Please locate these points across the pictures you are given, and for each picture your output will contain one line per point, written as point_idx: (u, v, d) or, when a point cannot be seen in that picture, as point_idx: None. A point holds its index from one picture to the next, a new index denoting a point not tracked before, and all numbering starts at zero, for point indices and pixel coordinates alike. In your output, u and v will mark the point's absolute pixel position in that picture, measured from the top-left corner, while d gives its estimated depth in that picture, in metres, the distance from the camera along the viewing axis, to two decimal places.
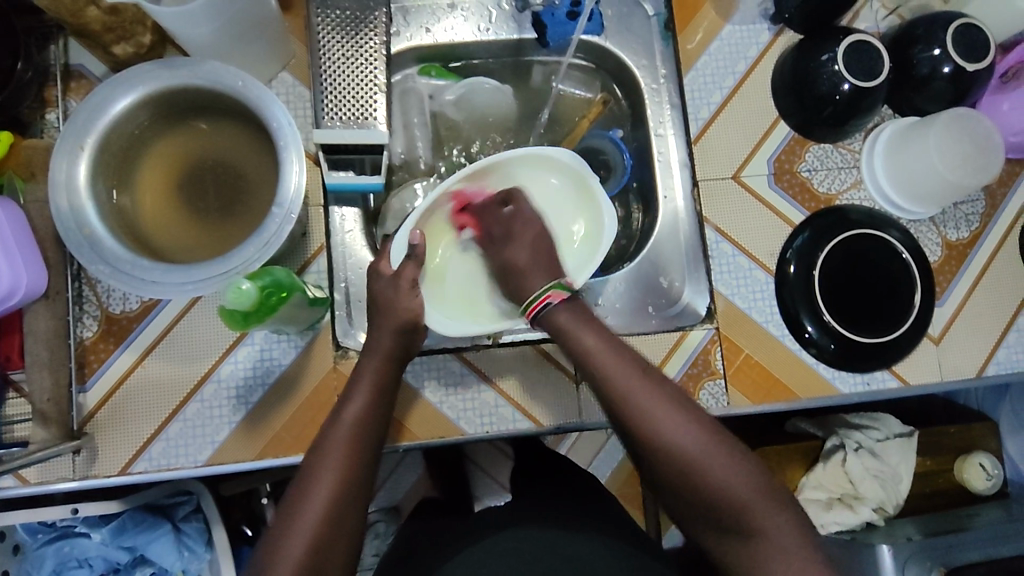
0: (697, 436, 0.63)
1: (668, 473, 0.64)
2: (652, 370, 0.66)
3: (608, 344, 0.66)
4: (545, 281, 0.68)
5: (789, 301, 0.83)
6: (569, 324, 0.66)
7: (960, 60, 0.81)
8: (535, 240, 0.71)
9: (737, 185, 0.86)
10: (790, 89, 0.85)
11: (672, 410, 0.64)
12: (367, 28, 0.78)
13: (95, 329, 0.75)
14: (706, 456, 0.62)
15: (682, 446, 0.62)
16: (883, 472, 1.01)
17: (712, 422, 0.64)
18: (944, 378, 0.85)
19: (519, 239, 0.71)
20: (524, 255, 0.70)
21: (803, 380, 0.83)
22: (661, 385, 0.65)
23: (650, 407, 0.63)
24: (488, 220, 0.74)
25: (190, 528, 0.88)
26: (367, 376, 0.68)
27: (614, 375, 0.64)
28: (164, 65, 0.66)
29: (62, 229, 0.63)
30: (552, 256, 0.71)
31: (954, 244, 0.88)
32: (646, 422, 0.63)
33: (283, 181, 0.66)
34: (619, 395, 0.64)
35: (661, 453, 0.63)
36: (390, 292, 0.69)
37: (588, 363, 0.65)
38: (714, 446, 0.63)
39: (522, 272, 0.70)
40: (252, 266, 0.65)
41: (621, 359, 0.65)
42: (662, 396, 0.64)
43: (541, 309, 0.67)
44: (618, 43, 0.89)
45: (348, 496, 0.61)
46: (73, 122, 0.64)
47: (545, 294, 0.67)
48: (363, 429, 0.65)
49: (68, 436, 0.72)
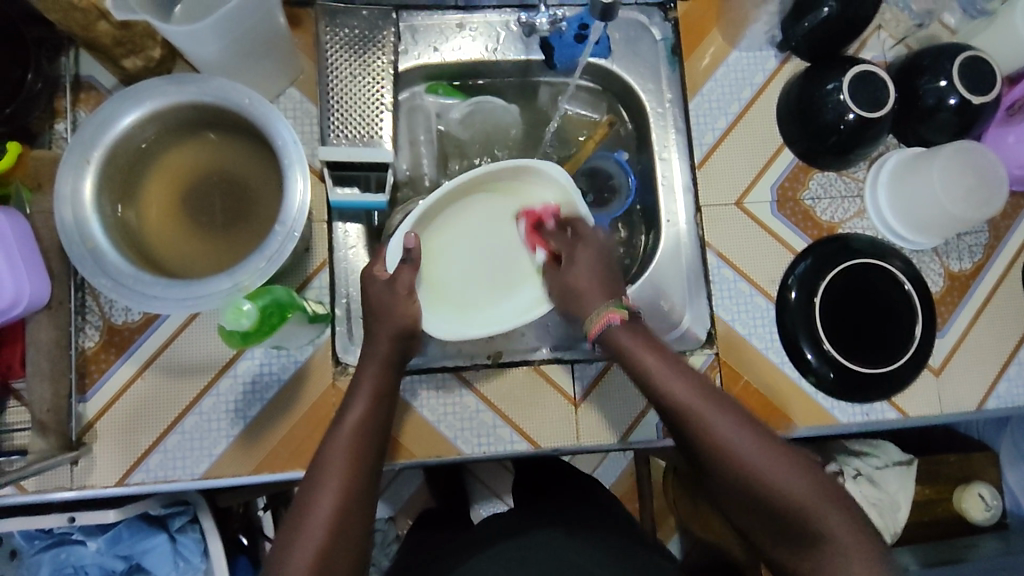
0: (754, 444, 0.60)
1: (729, 485, 0.61)
2: (713, 384, 0.64)
3: (669, 359, 0.63)
4: (605, 301, 0.66)
5: (790, 327, 0.83)
6: (629, 343, 0.64)
7: (966, 92, 0.81)
8: (603, 262, 0.69)
9: (740, 212, 0.86)
10: (796, 117, 0.85)
11: (726, 417, 0.61)
12: (375, 47, 0.79)
13: (96, 339, 0.76)
14: (774, 473, 0.59)
15: (748, 463, 0.59)
16: (880, 500, 1.00)
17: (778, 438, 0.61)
18: (943, 410, 0.85)
19: (583, 260, 0.70)
20: (588, 276, 0.68)
21: (802, 408, 0.83)
22: (723, 400, 0.62)
23: (712, 423, 0.60)
24: (558, 245, 0.74)
25: (185, 538, 0.87)
26: (367, 384, 0.68)
27: (675, 392, 0.62)
28: (172, 81, 0.67)
29: (66, 241, 0.64)
30: (616, 278, 0.69)
31: (957, 275, 0.88)
32: (708, 437, 0.60)
33: (287, 198, 0.67)
34: (680, 412, 0.61)
35: (729, 472, 0.60)
36: (386, 298, 0.70)
37: (648, 381, 0.63)
38: (781, 460, 0.59)
39: (583, 293, 0.68)
40: (253, 283, 0.65)
41: (683, 374, 0.63)
42: (723, 411, 0.61)
43: (604, 328, 0.65)
44: (625, 66, 0.89)
45: (352, 502, 0.60)
46: (81, 136, 0.65)
47: (605, 315, 0.65)
48: (366, 435, 0.64)
49: (66, 447, 0.72)
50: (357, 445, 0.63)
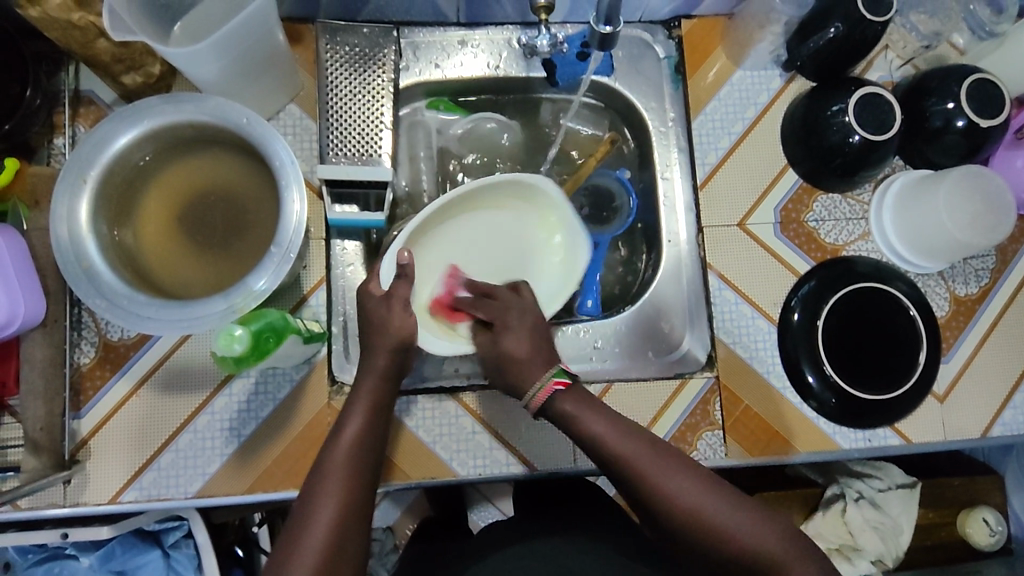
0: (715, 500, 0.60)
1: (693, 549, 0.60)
2: (662, 442, 0.64)
3: (617, 423, 0.64)
4: (546, 371, 0.68)
5: (791, 351, 0.82)
6: (573, 410, 0.65)
7: (974, 115, 0.79)
8: (534, 328, 0.71)
9: (743, 233, 0.85)
10: (800, 138, 0.84)
11: (683, 478, 0.61)
12: (375, 65, 0.78)
13: (92, 355, 0.75)
14: (733, 523, 0.59)
15: (707, 517, 0.59)
16: (883, 525, 0.99)
17: (732, 488, 0.61)
18: (948, 437, 0.84)
19: (512, 328, 0.71)
20: (524, 345, 0.69)
21: (804, 434, 0.82)
22: (672, 455, 0.63)
23: (666, 480, 0.60)
24: (480, 314, 0.74)
25: (179, 554, 0.87)
26: (362, 400, 0.67)
27: (625, 452, 0.62)
28: (170, 100, 0.67)
29: (61, 261, 0.63)
30: (547, 340, 0.71)
31: (963, 300, 0.86)
32: (666, 495, 0.60)
33: (284, 219, 0.66)
34: (634, 474, 0.61)
35: (688, 530, 0.59)
36: (384, 313, 0.70)
37: (598, 445, 0.63)
38: (738, 509, 0.59)
39: (523, 362, 0.68)
40: (248, 305, 0.65)
41: (630, 433, 0.64)
42: (676, 466, 0.61)
43: (547, 397, 0.66)
44: (628, 84, 0.88)
45: (349, 518, 0.59)
46: (78, 155, 0.65)
47: (546, 386, 0.66)
48: (363, 453, 0.64)
49: (59, 465, 0.72)
50: (352, 462, 0.63)
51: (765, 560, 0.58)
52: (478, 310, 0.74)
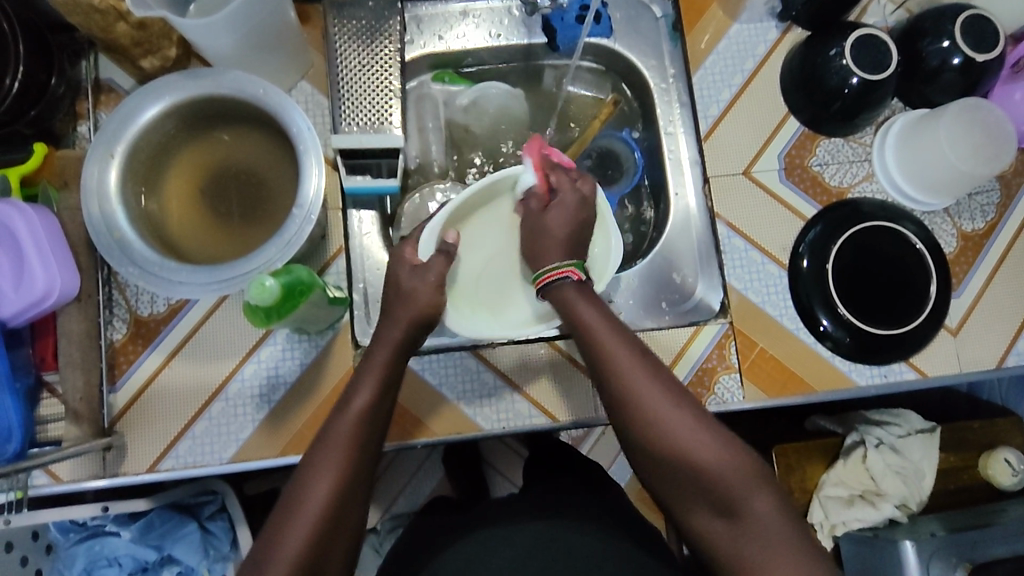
0: (684, 418, 0.61)
1: (657, 459, 0.61)
2: (646, 348, 0.64)
3: (612, 321, 0.63)
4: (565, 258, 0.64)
5: (803, 294, 0.84)
6: (574, 300, 0.63)
7: (970, 51, 0.81)
8: (583, 220, 0.66)
9: (748, 181, 0.87)
10: (799, 86, 0.86)
11: (659, 388, 0.61)
12: (382, 36, 0.81)
13: (124, 331, 0.78)
14: (694, 439, 0.60)
15: (674, 429, 0.60)
16: (905, 468, 0.99)
17: (701, 411, 0.62)
18: (963, 370, 0.85)
19: (566, 203, 0.66)
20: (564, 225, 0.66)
21: (819, 374, 0.83)
22: (654, 363, 0.63)
23: (643, 384, 0.61)
24: (555, 179, 0.68)
25: (215, 526, 0.90)
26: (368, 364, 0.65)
27: (614, 352, 0.62)
28: (189, 76, 0.70)
29: (94, 233, 0.66)
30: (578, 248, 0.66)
31: (970, 235, 0.87)
32: (638, 399, 0.61)
33: (304, 184, 0.69)
34: (616, 371, 0.61)
35: (652, 433, 0.61)
36: (414, 283, 0.67)
37: (587, 335, 0.62)
38: (701, 429, 0.61)
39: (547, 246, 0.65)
40: (274, 265, 0.67)
41: (621, 336, 0.63)
42: (657, 377, 0.62)
43: (553, 281, 0.64)
44: (627, 45, 0.91)
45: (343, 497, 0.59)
46: (105, 131, 0.68)
47: (563, 269, 0.63)
48: (371, 423, 0.62)
49: (98, 434, 0.74)
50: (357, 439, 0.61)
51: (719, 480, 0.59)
52: (556, 182, 0.68)
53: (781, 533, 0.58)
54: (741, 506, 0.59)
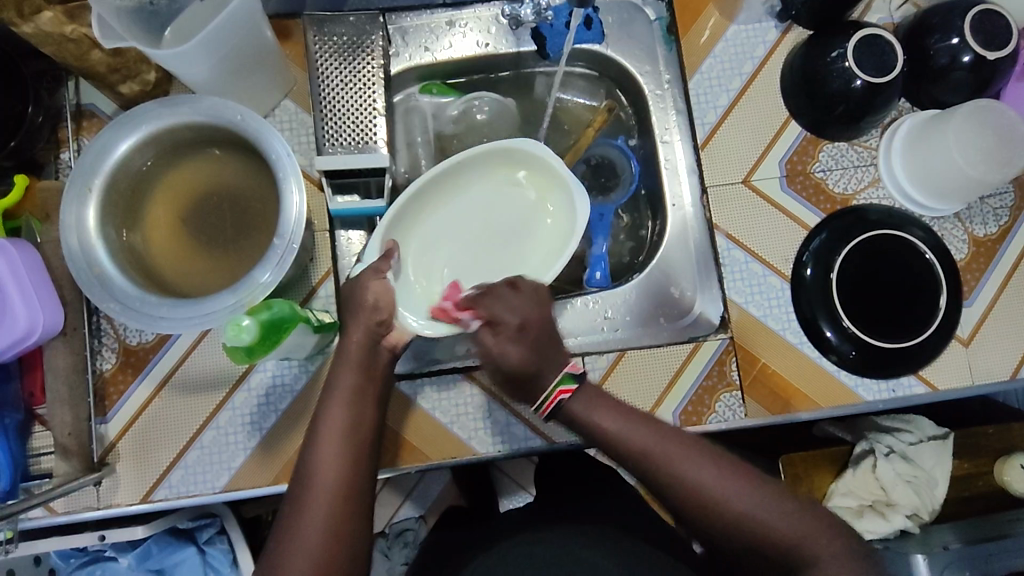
0: (733, 486, 0.61)
1: (719, 534, 0.62)
2: (669, 429, 0.65)
3: (624, 416, 0.65)
4: (552, 376, 0.65)
5: (806, 307, 0.81)
6: (582, 408, 0.65)
7: (980, 48, 0.77)
8: (540, 336, 0.65)
9: (748, 190, 0.84)
10: (801, 89, 0.82)
11: (698, 466, 0.62)
12: (364, 52, 0.78)
13: (113, 361, 0.77)
14: (752, 504, 0.60)
15: (720, 496, 0.60)
16: (917, 477, 0.95)
17: (743, 468, 0.63)
18: (975, 381, 0.82)
19: (510, 334, 0.64)
20: (521, 354, 0.64)
21: (824, 389, 0.81)
22: (681, 441, 0.64)
23: (680, 468, 0.62)
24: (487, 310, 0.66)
25: (214, 550, 0.89)
26: (342, 397, 0.63)
27: (636, 445, 0.63)
28: (166, 104, 0.68)
29: (74, 269, 0.65)
30: (552, 352, 0.66)
31: (983, 241, 0.84)
32: (676, 481, 0.61)
33: (284, 211, 0.67)
34: (647, 465, 0.62)
35: (696, 510, 0.61)
36: None
37: (608, 439, 0.64)
38: (743, 485, 0.61)
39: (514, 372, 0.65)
40: (257, 297, 0.65)
41: (639, 425, 0.64)
42: (685, 454, 0.63)
43: (554, 406, 0.65)
44: (620, 50, 0.87)
45: (339, 530, 0.58)
46: (81, 165, 0.66)
47: (553, 393, 0.64)
48: (354, 452, 0.61)
49: (90, 468, 0.74)
50: (344, 466, 0.60)
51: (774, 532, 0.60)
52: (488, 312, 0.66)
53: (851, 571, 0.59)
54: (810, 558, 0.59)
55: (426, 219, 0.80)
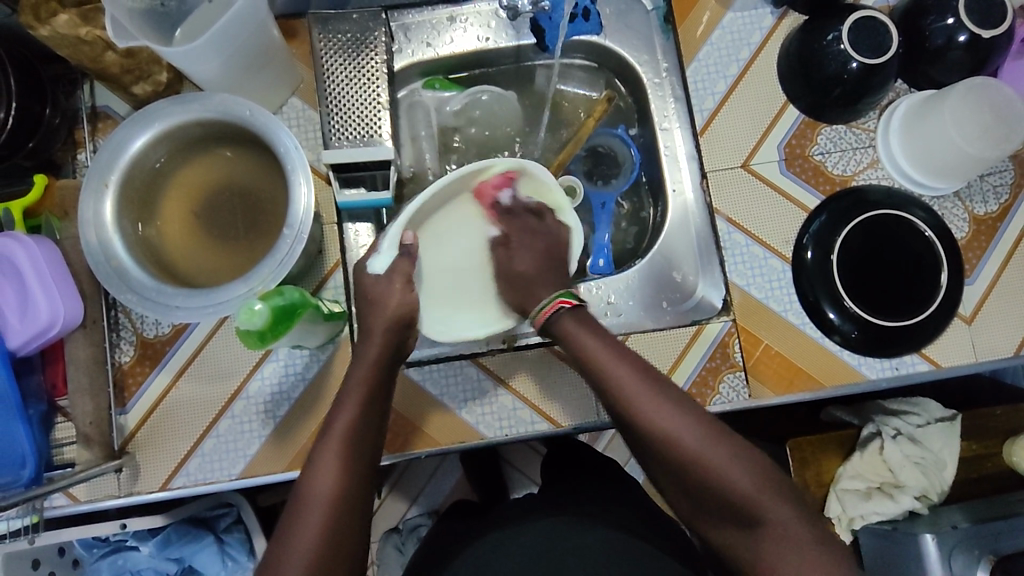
0: (694, 428, 0.61)
1: (674, 475, 0.62)
2: (649, 367, 0.66)
3: (608, 343, 0.65)
4: (550, 293, 0.69)
5: (808, 289, 0.82)
6: (573, 329, 0.67)
7: (975, 27, 0.77)
8: (545, 249, 0.74)
9: (748, 174, 0.85)
10: (797, 73, 0.83)
11: (666, 405, 0.62)
12: (368, 48, 0.80)
13: (131, 353, 0.80)
14: (709, 451, 0.61)
15: (678, 436, 0.61)
16: (925, 459, 0.94)
17: (711, 418, 0.63)
18: (979, 358, 0.82)
19: (525, 245, 0.74)
20: (530, 261, 0.72)
21: (827, 369, 0.82)
22: (655, 379, 0.64)
23: (645, 401, 0.62)
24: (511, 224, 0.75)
25: (231, 539, 0.91)
26: (347, 410, 0.63)
27: (608, 368, 0.64)
28: (178, 102, 0.70)
29: (92, 261, 0.67)
30: (556, 262, 0.74)
31: (983, 219, 0.84)
32: (637, 414, 0.62)
33: (293, 203, 0.69)
34: (617, 391, 0.63)
35: (653, 443, 0.62)
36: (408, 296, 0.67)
37: (588, 362, 0.65)
38: (710, 437, 0.61)
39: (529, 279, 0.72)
40: (268, 286, 0.68)
41: (618, 354, 0.65)
42: (658, 390, 0.63)
43: (551, 315, 0.68)
44: (618, 39, 0.89)
45: (332, 543, 0.57)
46: (98, 161, 0.69)
47: (552, 302, 0.68)
48: (354, 455, 0.61)
49: (110, 456, 0.76)
50: (343, 480, 0.60)
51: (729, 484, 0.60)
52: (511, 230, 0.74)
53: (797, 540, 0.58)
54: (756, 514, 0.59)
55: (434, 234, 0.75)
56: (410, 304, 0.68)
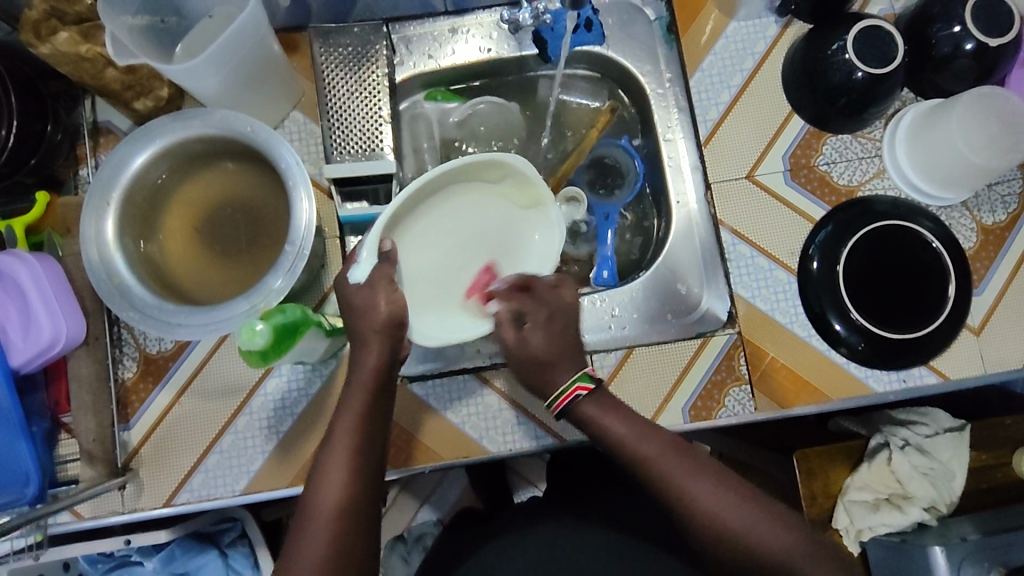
0: (740, 507, 0.60)
1: (723, 554, 0.61)
2: (683, 444, 0.63)
3: (640, 426, 0.63)
4: (569, 374, 0.63)
5: (814, 301, 0.81)
6: (597, 415, 0.63)
7: (982, 35, 0.76)
8: (562, 328, 0.64)
9: (752, 185, 0.84)
10: (801, 82, 0.83)
11: (710, 487, 0.61)
12: (369, 62, 0.80)
13: (134, 369, 0.80)
14: (761, 530, 0.60)
15: (726, 519, 0.60)
16: (933, 470, 0.94)
17: (754, 491, 0.62)
18: (988, 370, 0.81)
19: (540, 323, 0.63)
20: (544, 342, 0.63)
21: (835, 382, 0.81)
22: (693, 458, 0.62)
23: (688, 485, 0.61)
24: (518, 304, 0.65)
25: (236, 553, 0.91)
26: (350, 417, 0.62)
27: (643, 454, 0.62)
28: (178, 118, 0.70)
29: (94, 280, 0.67)
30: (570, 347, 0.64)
31: (991, 229, 0.83)
32: (683, 500, 0.60)
33: (294, 219, 0.69)
34: (657, 479, 0.61)
35: (700, 528, 0.61)
36: None
37: (621, 449, 0.62)
38: (757, 512, 0.60)
39: (546, 366, 0.63)
40: (270, 302, 0.67)
41: (653, 438, 0.62)
42: (699, 471, 0.61)
43: (569, 402, 0.63)
44: (620, 50, 0.88)
45: (341, 555, 0.57)
46: (99, 179, 0.69)
47: (572, 388, 0.63)
48: (359, 465, 0.60)
49: (113, 473, 0.76)
50: (347, 489, 0.59)
51: (775, 556, 0.59)
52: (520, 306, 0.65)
53: None
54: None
55: (420, 234, 0.73)
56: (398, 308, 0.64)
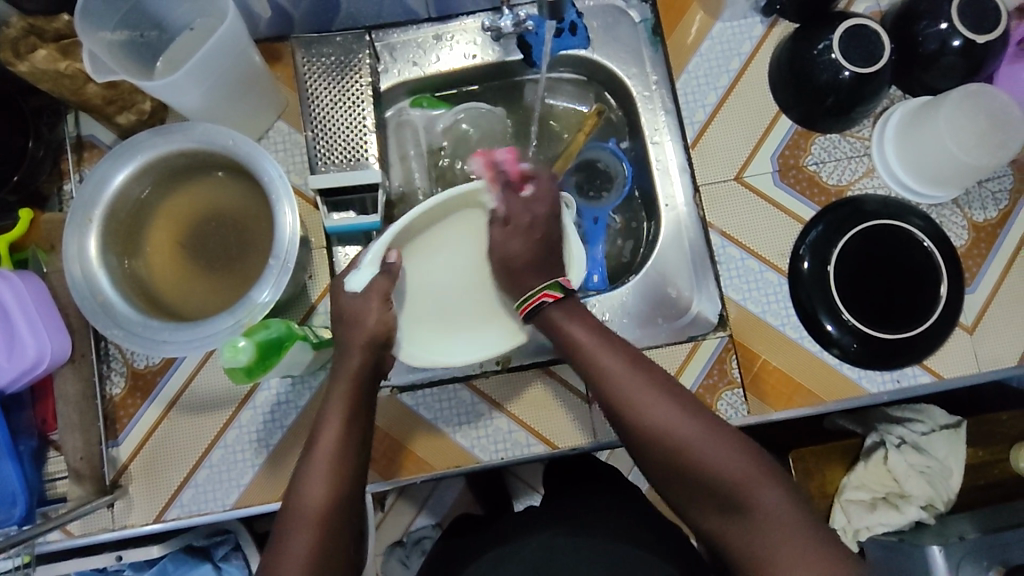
0: (685, 417, 0.61)
1: (667, 468, 0.61)
2: (639, 357, 0.65)
3: (597, 335, 0.65)
4: (540, 281, 0.67)
5: (806, 301, 0.80)
6: (559, 320, 0.66)
7: (969, 33, 0.76)
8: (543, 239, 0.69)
9: (741, 186, 0.84)
10: (788, 82, 0.82)
11: (659, 396, 0.62)
12: (352, 71, 0.80)
13: (122, 385, 0.79)
14: (702, 441, 0.59)
15: (669, 428, 0.60)
16: (930, 468, 0.93)
17: (701, 407, 0.62)
18: (983, 369, 0.80)
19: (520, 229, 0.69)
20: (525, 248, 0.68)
21: (828, 384, 0.80)
22: (646, 370, 0.64)
23: (636, 394, 0.62)
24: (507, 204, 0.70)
25: (230, 566, 0.89)
26: (333, 429, 0.62)
27: (598, 363, 0.64)
28: (158, 133, 0.70)
29: (78, 298, 0.67)
30: (554, 252, 0.69)
31: (982, 226, 0.83)
32: (629, 409, 0.62)
33: (278, 232, 0.68)
34: (610, 387, 0.63)
35: (644, 437, 0.61)
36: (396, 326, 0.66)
37: (579, 357, 0.65)
38: (702, 425, 0.60)
39: (524, 268, 0.68)
40: (254, 317, 0.67)
41: (609, 347, 0.65)
42: (651, 383, 0.62)
43: (535, 307, 0.67)
44: (606, 53, 0.87)
45: (324, 554, 0.57)
46: (82, 196, 0.68)
47: (539, 294, 0.66)
48: (340, 470, 0.60)
49: (102, 490, 0.75)
50: (333, 488, 0.59)
51: (717, 469, 0.58)
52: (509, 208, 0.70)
53: (791, 527, 0.57)
54: (747, 497, 0.57)
55: (427, 255, 0.75)
56: (387, 325, 0.66)
